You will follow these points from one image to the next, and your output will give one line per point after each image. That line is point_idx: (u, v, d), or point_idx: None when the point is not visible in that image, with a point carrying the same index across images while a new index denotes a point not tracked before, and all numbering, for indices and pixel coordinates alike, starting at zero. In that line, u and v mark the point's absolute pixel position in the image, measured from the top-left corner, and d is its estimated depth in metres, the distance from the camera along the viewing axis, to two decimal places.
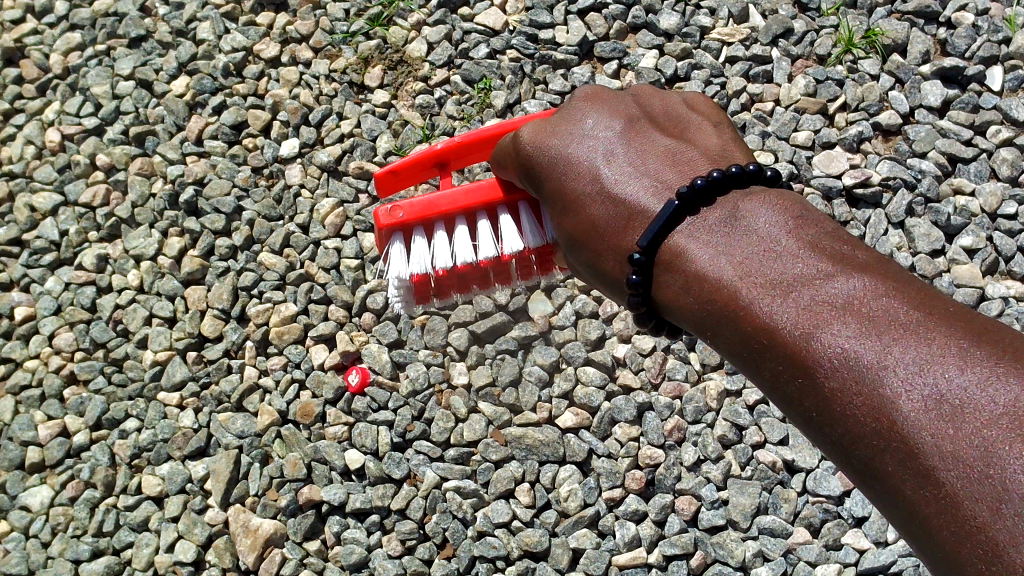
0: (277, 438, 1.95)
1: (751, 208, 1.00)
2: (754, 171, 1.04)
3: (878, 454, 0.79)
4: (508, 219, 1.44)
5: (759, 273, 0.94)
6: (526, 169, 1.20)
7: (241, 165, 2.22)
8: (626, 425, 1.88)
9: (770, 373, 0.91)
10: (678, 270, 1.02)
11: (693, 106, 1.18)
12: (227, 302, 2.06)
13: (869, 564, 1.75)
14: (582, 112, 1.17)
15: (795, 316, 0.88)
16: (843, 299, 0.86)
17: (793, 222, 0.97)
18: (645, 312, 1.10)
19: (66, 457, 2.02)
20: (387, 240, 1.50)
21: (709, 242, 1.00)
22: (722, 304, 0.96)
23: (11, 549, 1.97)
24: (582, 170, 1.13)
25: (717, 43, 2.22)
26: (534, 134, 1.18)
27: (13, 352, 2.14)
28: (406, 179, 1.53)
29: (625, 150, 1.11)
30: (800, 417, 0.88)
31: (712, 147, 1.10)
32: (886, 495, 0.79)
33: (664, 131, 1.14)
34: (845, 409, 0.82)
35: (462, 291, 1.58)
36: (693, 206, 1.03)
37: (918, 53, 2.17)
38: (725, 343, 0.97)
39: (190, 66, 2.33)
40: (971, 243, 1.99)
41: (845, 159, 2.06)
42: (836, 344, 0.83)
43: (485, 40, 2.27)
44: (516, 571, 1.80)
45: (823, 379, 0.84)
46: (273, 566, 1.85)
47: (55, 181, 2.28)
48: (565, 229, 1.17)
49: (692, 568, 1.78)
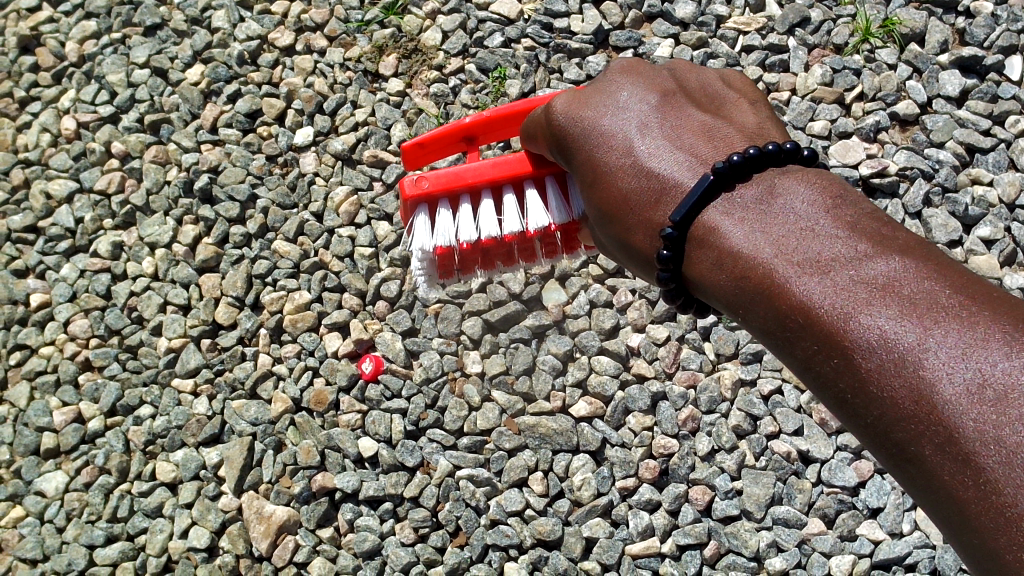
0: (291, 425, 1.95)
1: (789, 187, 0.97)
2: (792, 149, 1.01)
3: (916, 438, 0.76)
4: (534, 193, 1.44)
5: (795, 252, 0.91)
6: (558, 140, 1.20)
7: (255, 153, 2.22)
8: (640, 415, 1.88)
9: (802, 353, 0.88)
10: (711, 246, 0.99)
11: (730, 83, 1.17)
12: (241, 290, 2.07)
13: (884, 555, 1.74)
14: (617, 86, 1.15)
15: (831, 296, 0.85)
16: (882, 279, 0.83)
17: (831, 201, 0.94)
18: (674, 289, 1.09)
19: (81, 443, 2.03)
20: (413, 212, 1.51)
21: (744, 218, 0.97)
22: (756, 282, 0.93)
23: (26, 535, 1.98)
24: (615, 143, 1.11)
25: (734, 32, 2.21)
26: (568, 106, 1.18)
27: (29, 338, 2.15)
28: (434, 153, 1.54)
29: (659, 123, 1.10)
30: (832, 400, 0.85)
31: (748, 125, 1.08)
32: (922, 481, 0.77)
33: (700, 106, 1.12)
34: (882, 391, 0.79)
35: (485, 268, 1.59)
36: (728, 182, 1.01)
37: (936, 43, 2.16)
38: (756, 322, 0.95)
39: (205, 54, 2.34)
40: (989, 234, 1.97)
41: (862, 150, 2.06)
42: (876, 325, 0.80)
43: (500, 29, 2.27)
44: (529, 560, 1.79)
45: (860, 360, 0.81)
46: (286, 553, 1.85)
47: (70, 168, 2.29)
48: (596, 203, 1.16)
49: (706, 558, 1.77)
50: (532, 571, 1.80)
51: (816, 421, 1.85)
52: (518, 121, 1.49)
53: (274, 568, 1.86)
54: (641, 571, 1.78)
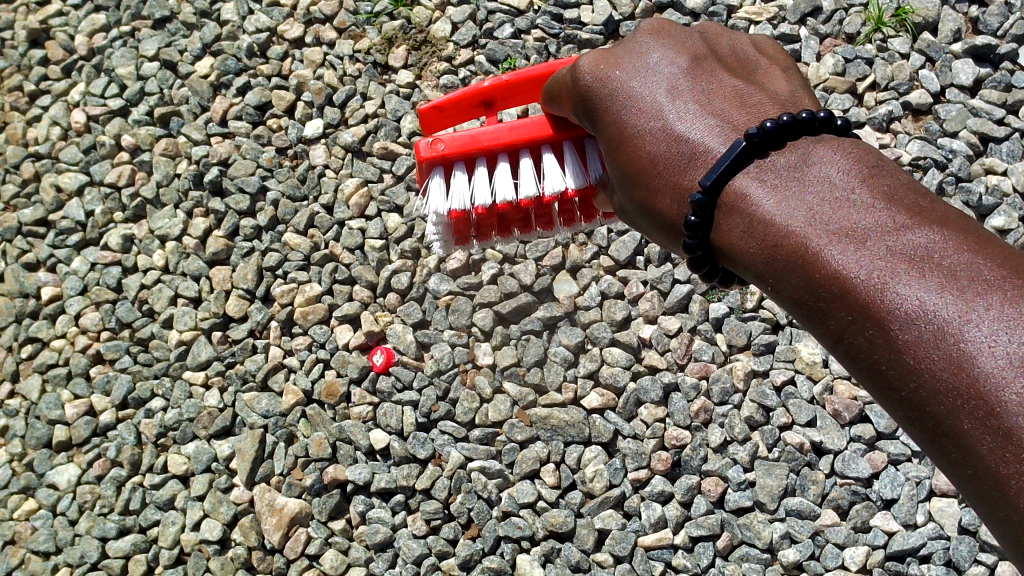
0: (302, 418, 1.95)
1: (825, 155, 0.95)
2: (825, 118, 1.00)
3: (953, 411, 0.75)
4: (550, 158, 1.45)
5: (828, 221, 0.89)
6: (583, 102, 1.17)
7: (265, 145, 2.22)
8: (652, 406, 1.87)
9: (833, 323, 0.87)
10: (741, 213, 0.97)
11: (761, 49, 1.15)
12: (252, 282, 2.07)
13: (898, 546, 1.73)
14: (647, 46, 1.13)
15: (866, 265, 0.84)
16: (920, 251, 0.82)
17: (867, 171, 0.92)
18: (700, 256, 1.06)
19: (93, 436, 2.03)
20: (428, 174, 1.51)
21: (776, 186, 0.96)
22: (788, 252, 0.91)
23: (39, 527, 1.98)
24: (643, 106, 1.09)
25: (745, 22, 2.20)
26: (594, 66, 1.15)
27: (40, 331, 2.15)
28: (451, 117, 1.54)
29: (689, 87, 1.08)
30: (863, 370, 0.84)
31: (780, 94, 1.07)
32: (955, 454, 0.76)
33: (732, 72, 1.10)
34: (919, 362, 0.78)
35: (501, 234, 1.58)
36: (762, 149, 0.98)
37: (949, 32, 2.15)
38: (785, 292, 0.93)
39: (214, 47, 2.34)
40: (1003, 223, 1.96)
41: (873, 140, 2.05)
42: (914, 296, 0.79)
43: (509, 19, 2.26)
44: (542, 551, 1.79)
45: (897, 332, 0.80)
46: (298, 545, 1.85)
47: (81, 162, 2.29)
48: (620, 166, 1.13)
49: (719, 549, 1.77)
50: (544, 563, 1.80)
51: (830, 412, 1.84)
52: (537, 86, 1.49)
53: (286, 560, 1.86)
54: (654, 562, 1.78)
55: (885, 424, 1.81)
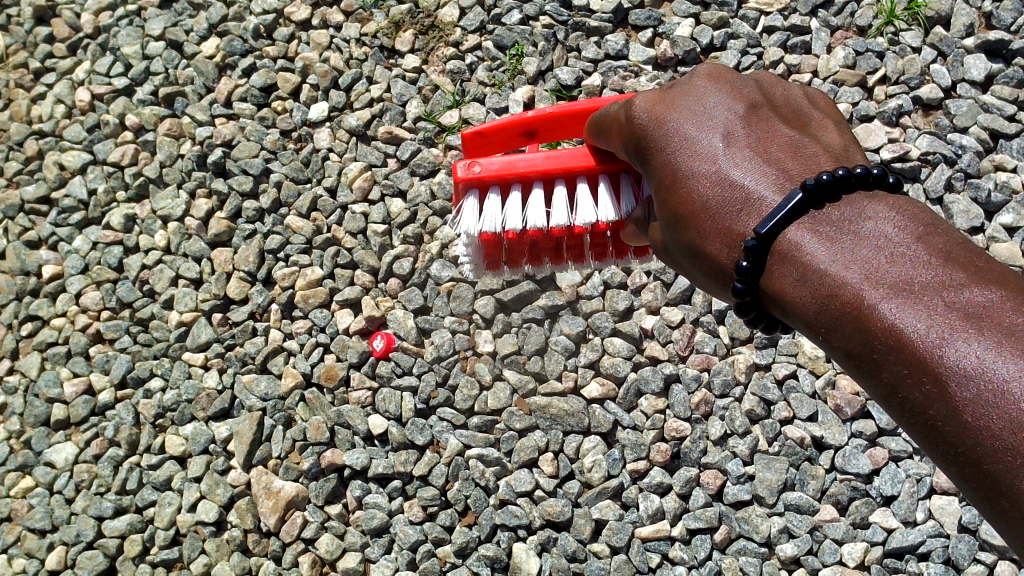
0: (301, 401, 1.94)
1: (879, 210, 0.94)
2: (879, 175, 0.97)
3: (1013, 470, 0.74)
4: (585, 189, 1.44)
5: (883, 273, 0.88)
6: (634, 139, 1.15)
7: (269, 127, 2.21)
8: (652, 397, 1.86)
9: (888, 377, 0.85)
10: (795, 263, 0.95)
11: (814, 102, 1.14)
12: (253, 264, 2.06)
13: (897, 543, 1.71)
14: (703, 91, 1.10)
15: (923, 321, 0.82)
16: (979, 310, 0.81)
17: (923, 228, 0.90)
18: (748, 302, 1.03)
19: (91, 415, 2.02)
20: (464, 195, 1.50)
21: (831, 238, 0.93)
22: (842, 302, 0.90)
23: (35, 505, 1.97)
24: (696, 148, 1.07)
25: (756, 12, 2.19)
26: (649, 104, 1.13)
27: (41, 309, 2.13)
28: (494, 144, 1.53)
29: (745, 135, 1.06)
30: (919, 427, 0.82)
31: (834, 146, 1.05)
32: (1013, 512, 0.75)
33: (787, 122, 1.08)
34: (977, 420, 0.77)
35: (532, 263, 1.59)
36: (817, 201, 0.96)
37: (961, 26, 2.13)
38: (838, 343, 0.91)
39: (221, 27, 2.33)
40: (1012, 221, 1.94)
41: (883, 133, 2.02)
42: (974, 354, 0.78)
43: (518, 5, 2.25)
44: (538, 540, 1.78)
45: (954, 388, 0.79)
46: (294, 528, 1.84)
47: (84, 140, 2.27)
48: (667, 206, 1.10)
49: (716, 542, 1.75)
50: (540, 552, 1.78)
51: (831, 407, 1.83)
52: (580, 120, 1.48)
53: (282, 543, 1.85)
54: (651, 554, 1.76)
55: (886, 421, 1.80)
